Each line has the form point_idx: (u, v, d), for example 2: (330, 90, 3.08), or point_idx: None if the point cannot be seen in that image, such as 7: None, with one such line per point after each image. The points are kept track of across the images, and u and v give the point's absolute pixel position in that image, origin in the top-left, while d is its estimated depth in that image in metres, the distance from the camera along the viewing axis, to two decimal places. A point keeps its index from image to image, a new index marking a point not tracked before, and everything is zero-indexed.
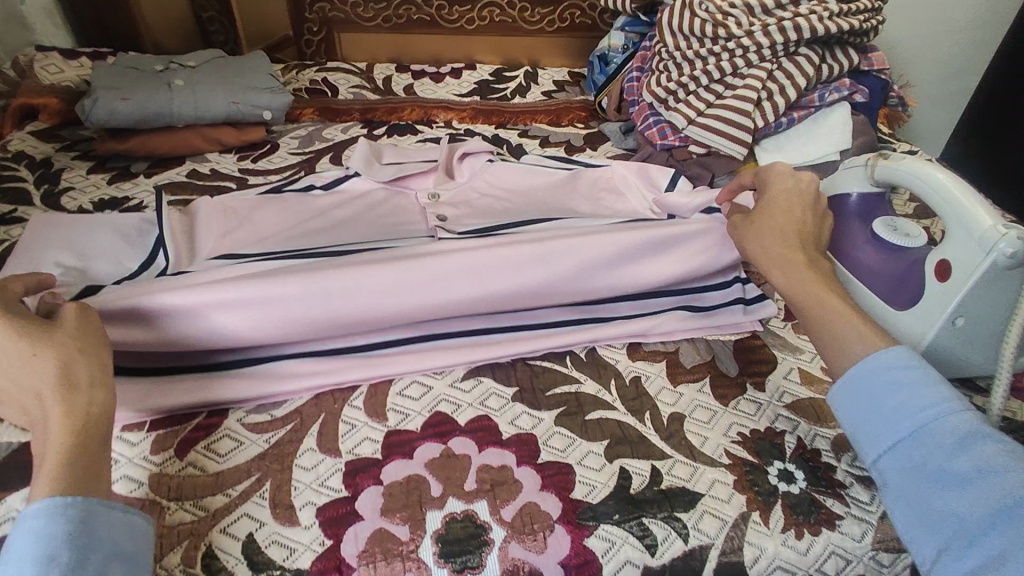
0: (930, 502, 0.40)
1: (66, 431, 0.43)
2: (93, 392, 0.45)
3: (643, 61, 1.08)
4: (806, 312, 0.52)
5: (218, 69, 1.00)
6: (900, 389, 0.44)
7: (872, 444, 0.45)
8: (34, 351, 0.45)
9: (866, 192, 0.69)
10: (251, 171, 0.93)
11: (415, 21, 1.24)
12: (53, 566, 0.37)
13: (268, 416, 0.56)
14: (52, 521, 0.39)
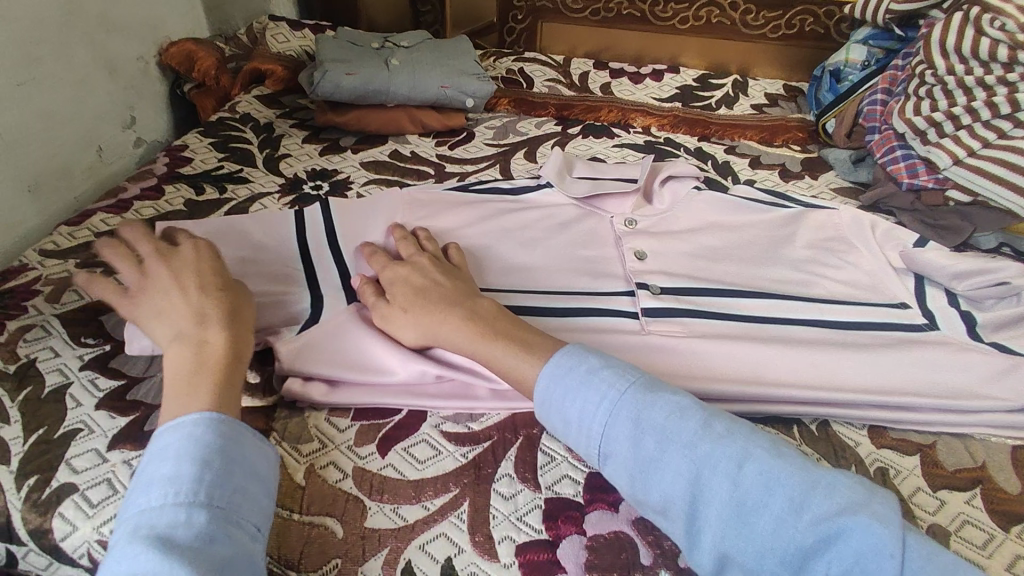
0: (674, 498, 0.41)
1: (225, 353, 0.48)
2: (218, 331, 0.49)
3: (892, 82, 0.93)
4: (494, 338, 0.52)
5: (432, 50, 1.01)
6: (585, 383, 0.47)
7: (583, 441, 0.46)
8: (205, 287, 0.52)
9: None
10: (449, 158, 0.92)
11: (623, 17, 1.17)
12: (203, 472, 0.40)
13: (465, 428, 0.54)
14: (206, 428, 0.42)
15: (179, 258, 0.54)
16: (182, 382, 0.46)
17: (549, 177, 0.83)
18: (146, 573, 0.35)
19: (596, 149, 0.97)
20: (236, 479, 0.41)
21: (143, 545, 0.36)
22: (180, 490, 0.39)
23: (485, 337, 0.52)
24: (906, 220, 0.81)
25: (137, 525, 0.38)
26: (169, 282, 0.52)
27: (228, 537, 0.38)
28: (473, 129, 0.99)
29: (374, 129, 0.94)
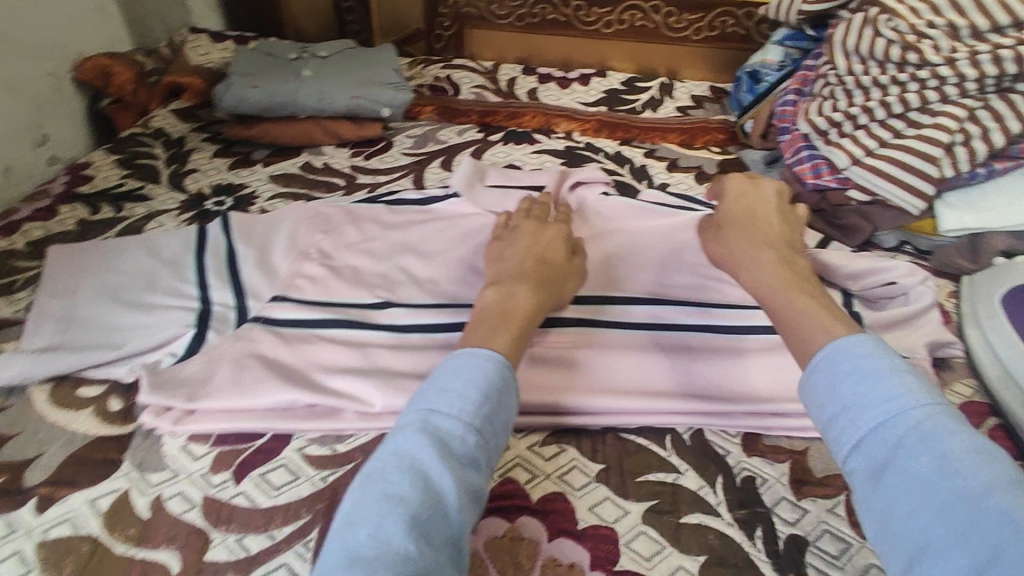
0: (907, 510, 0.36)
1: (529, 308, 0.53)
2: (526, 291, 0.55)
3: (802, 82, 0.93)
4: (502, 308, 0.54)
5: (343, 61, 1.00)
6: (865, 379, 0.41)
7: (835, 438, 0.41)
8: (541, 257, 0.60)
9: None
10: (363, 169, 0.91)
11: (549, 21, 1.17)
12: (484, 401, 0.44)
13: (330, 450, 0.53)
14: (492, 365, 0.46)
15: (541, 235, 0.64)
16: (489, 319, 0.52)
17: (456, 187, 0.81)
18: (434, 473, 0.40)
19: (515, 156, 0.96)
20: (496, 425, 0.44)
21: (427, 440, 0.42)
22: (466, 413, 0.43)
23: (785, 289, 0.52)
24: (813, 222, 0.81)
25: (424, 422, 0.43)
26: (506, 243, 0.64)
27: (479, 457, 0.43)
28: (390, 138, 0.98)
29: (286, 141, 0.93)
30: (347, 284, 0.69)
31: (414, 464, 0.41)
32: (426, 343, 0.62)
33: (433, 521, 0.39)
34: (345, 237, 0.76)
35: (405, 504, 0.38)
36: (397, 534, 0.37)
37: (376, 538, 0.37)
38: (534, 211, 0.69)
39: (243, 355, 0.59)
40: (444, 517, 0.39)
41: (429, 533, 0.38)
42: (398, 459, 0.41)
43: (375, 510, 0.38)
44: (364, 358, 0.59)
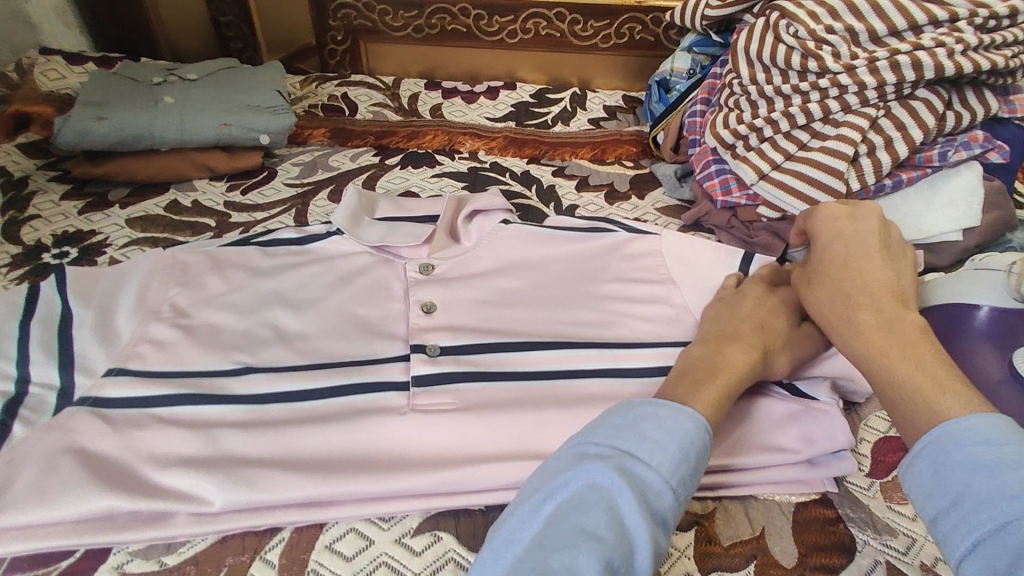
0: None
1: (741, 373, 0.48)
2: (752, 356, 0.50)
3: (711, 91, 0.89)
4: (710, 371, 0.48)
5: (219, 84, 0.90)
6: (988, 473, 0.34)
7: (949, 536, 0.35)
8: (776, 322, 0.54)
9: (999, 310, 0.53)
10: (239, 205, 0.81)
11: (451, 32, 1.10)
12: (683, 461, 0.40)
13: (156, 565, 0.45)
14: (690, 426, 0.42)
15: (769, 298, 0.56)
16: (698, 374, 0.48)
17: (338, 223, 0.72)
18: (623, 511, 0.37)
19: (413, 181, 0.89)
20: (688, 490, 0.40)
21: (623, 482, 0.38)
22: (665, 469, 0.39)
23: (890, 362, 0.42)
24: (725, 239, 0.78)
25: (649, 486, 0.39)
26: (730, 305, 0.56)
27: (669, 522, 0.39)
28: (274, 167, 0.88)
29: (149, 177, 0.82)
30: (200, 348, 0.60)
31: (609, 507, 0.37)
32: (287, 416, 0.54)
33: (624, 565, 0.36)
34: (206, 288, 0.66)
35: (602, 546, 0.36)
36: (589, 569, 0.34)
37: (569, 569, 0.34)
38: (759, 276, 0.61)
39: (56, 451, 0.49)
40: (631, 567, 0.36)
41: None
42: (605, 522, 0.37)
43: (563, 543, 0.36)
44: (209, 443, 0.51)
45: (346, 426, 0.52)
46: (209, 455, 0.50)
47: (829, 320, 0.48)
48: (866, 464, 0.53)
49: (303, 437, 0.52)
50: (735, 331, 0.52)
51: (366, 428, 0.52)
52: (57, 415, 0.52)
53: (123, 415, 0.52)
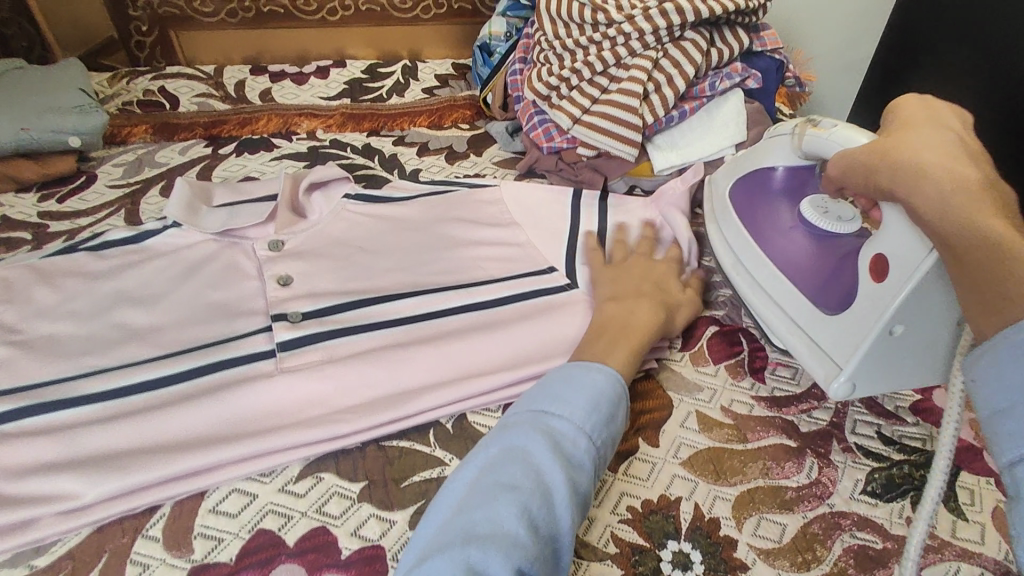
0: None
1: (647, 325, 0.58)
2: (652, 312, 0.60)
3: (525, 50, 0.97)
4: (620, 331, 0.57)
5: (8, 87, 0.82)
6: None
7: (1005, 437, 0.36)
8: (651, 279, 0.64)
9: (790, 168, 0.66)
10: (56, 214, 0.76)
11: (268, 14, 1.08)
12: (594, 408, 0.48)
13: (26, 569, 0.45)
14: (602, 376, 0.51)
15: (647, 257, 0.67)
16: (603, 338, 0.57)
17: (172, 216, 0.71)
18: (539, 460, 0.45)
19: (251, 167, 0.88)
20: (612, 433, 0.49)
21: (541, 436, 0.46)
22: (577, 417, 0.48)
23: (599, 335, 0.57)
24: (556, 182, 0.86)
25: (553, 432, 0.47)
26: (615, 265, 0.66)
27: (591, 465, 0.46)
28: (92, 170, 0.83)
29: None
30: (38, 361, 0.57)
31: (526, 457, 0.45)
32: (146, 404, 0.54)
33: (543, 512, 0.43)
34: (33, 302, 0.63)
35: (522, 494, 0.43)
36: (512, 521, 0.41)
37: (491, 520, 0.41)
38: (630, 233, 0.70)
39: None
40: (550, 510, 0.43)
41: (538, 525, 0.42)
42: (524, 471, 0.44)
43: (492, 499, 0.42)
44: (67, 445, 0.50)
45: (211, 401, 0.54)
46: (65, 457, 0.49)
47: (913, 172, 0.44)
48: (679, 341, 0.64)
49: (167, 420, 0.52)
50: (631, 284, 0.63)
51: (232, 398, 0.54)
52: None
53: None
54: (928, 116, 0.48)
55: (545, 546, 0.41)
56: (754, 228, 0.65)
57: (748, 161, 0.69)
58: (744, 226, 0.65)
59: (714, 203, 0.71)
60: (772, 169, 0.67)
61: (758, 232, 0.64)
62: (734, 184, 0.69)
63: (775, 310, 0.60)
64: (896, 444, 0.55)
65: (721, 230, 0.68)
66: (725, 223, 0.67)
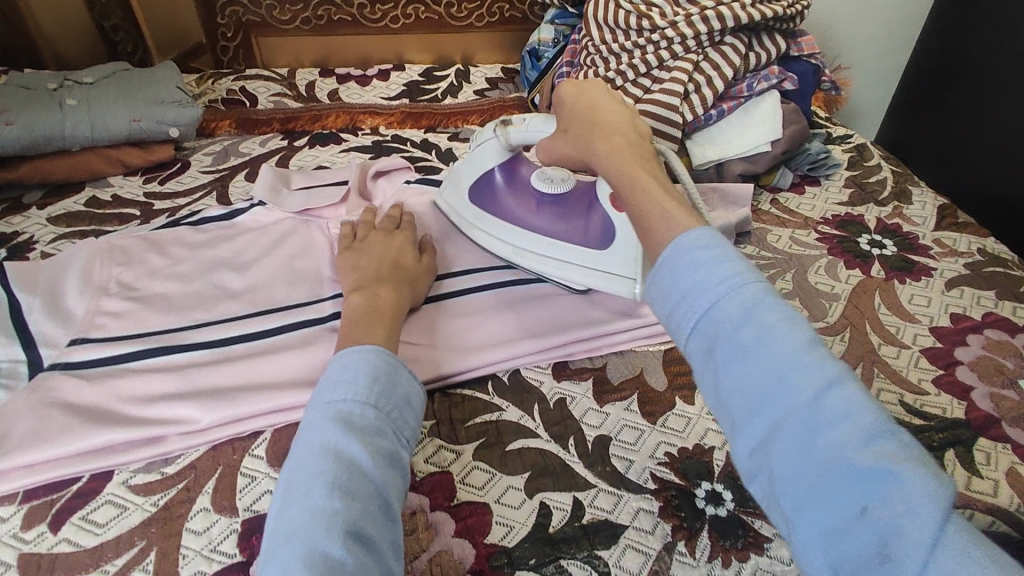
0: (751, 392, 0.36)
1: (387, 306, 0.58)
2: (380, 293, 0.59)
3: (572, 55, 1.04)
4: (364, 316, 0.56)
5: (119, 84, 0.94)
6: (706, 266, 0.40)
7: (677, 326, 0.41)
8: (395, 263, 0.65)
9: (503, 165, 0.76)
10: (158, 194, 0.87)
11: (337, 22, 1.18)
12: (374, 383, 0.47)
13: (158, 474, 0.53)
14: (375, 355, 0.49)
15: (390, 241, 0.68)
16: (362, 318, 0.56)
17: (259, 196, 0.80)
18: (336, 447, 0.43)
19: (323, 157, 0.97)
20: (400, 404, 0.48)
21: (331, 427, 0.44)
22: (362, 395, 0.46)
23: (360, 319, 0.56)
24: None
25: (352, 411, 0.45)
26: (357, 253, 0.66)
27: (389, 438, 0.46)
28: (186, 158, 0.94)
29: (64, 177, 0.87)
30: (155, 311, 0.67)
31: (327, 451, 0.43)
32: (248, 350, 0.63)
33: (355, 479, 0.42)
34: (147, 265, 0.73)
35: (329, 477, 0.41)
36: (320, 497, 0.40)
37: (309, 514, 0.39)
38: (368, 222, 0.71)
39: (44, 404, 0.55)
40: (361, 477, 0.42)
41: (356, 495, 0.41)
42: (329, 457, 0.42)
43: (302, 485, 0.41)
44: (181, 381, 0.59)
45: (303, 349, 0.62)
46: (187, 387, 0.58)
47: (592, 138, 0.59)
48: None
49: (267, 363, 0.61)
50: (366, 277, 0.62)
51: (319, 348, 0.62)
52: (34, 377, 0.58)
53: (99, 371, 0.59)
54: (579, 110, 0.63)
55: (373, 518, 0.41)
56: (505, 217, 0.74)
57: (469, 175, 0.77)
58: (499, 219, 0.74)
59: (461, 211, 0.77)
60: (490, 173, 0.76)
61: (512, 218, 0.74)
62: (471, 189, 0.77)
63: (561, 270, 0.69)
64: (916, 411, 0.60)
65: (484, 233, 0.75)
66: (483, 224, 0.75)
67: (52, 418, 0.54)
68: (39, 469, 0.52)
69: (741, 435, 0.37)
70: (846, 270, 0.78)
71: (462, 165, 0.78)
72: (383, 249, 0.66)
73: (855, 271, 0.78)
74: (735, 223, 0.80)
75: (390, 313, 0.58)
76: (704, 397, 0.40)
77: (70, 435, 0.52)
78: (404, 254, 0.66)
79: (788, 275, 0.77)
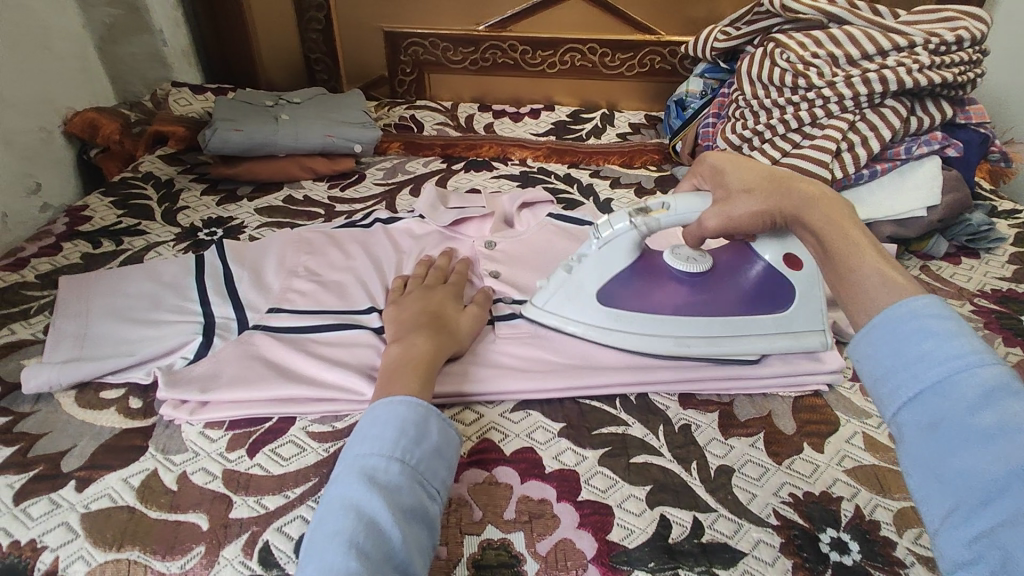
0: (986, 481, 0.34)
1: (422, 356, 0.61)
2: (414, 343, 0.62)
3: (720, 107, 1.08)
4: (392, 369, 0.59)
5: (319, 105, 1.12)
6: (938, 339, 0.39)
7: (888, 397, 0.40)
8: (437, 313, 0.68)
9: (632, 261, 0.69)
10: (339, 199, 1.01)
11: (499, 64, 1.31)
12: (402, 436, 0.50)
13: (330, 427, 0.62)
14: (405, 407, 0.52)
15: (436, 292, 0.72)
16: (394, 370, 0.59)
17: (420, 210, 0.91)
18: (359, 504, 0.46)
19: (476, 182, 1.08)
20: (429, 456, 0.50)
21: (353, 482, 0.47)
22: (387, 448, 0.49)
23: (392, 372, 0.58)
24: None
25: (369, 466, 0.48)
26: (402, 303, 0.70)
27: (413, 491, 0.48)
28: (362, 171, 1.09)
29: (268, 177, 1.04)
30: (335, 294, 0.78)
31: (350, 507, 0.46)
32: None
33: (372, 539, 0.44)
34: (329, 255, 0.85)
35: (350, 531, 0.44)
36: (337, 556, 0.43)
37: (325, 569, 0.42)
38: (422, 274, 0.76)
39: (248, 355, 0.67)
40: (379, 535, 0.44)
41: (369, 555, 0.43)
42: (350, 515, 0.45)
43: (320, 544, 0.44)
44: (353, 353, 0.68)
45: None
46: (356, 359, 0.68)
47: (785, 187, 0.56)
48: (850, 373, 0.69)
49: None
50: (405, 329, 0.65)
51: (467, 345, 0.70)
52: (241, 332, 0.71)
53: (289, 335, 0.70)
54: (757, 171, 0.59)
55: None
56: (655, 310, 0.67)
57: (592, 279, 0.68)
58: (652, 314, 0.67)
59: (590, 317, 0.68)
60: (616, 276, 0.68)
61: (668, 308, 0.67)
62: (600, 292, 0.68)
63: None
64: None
65: (627, 334, 0.68)
66: (629, 326, 0.68)
67: (255, 367, 0.65)
68: (241, 407, 0.62)
69: (961, 522, 0.35)
70: (1004, 347, 0.74)
71: (584, 268, 0.69)
72: (429, 301, 0.70)
73: (1015, 349, 0.73)
74: None
75: (421, 364, 0.60)
76: (912, 474, 0.39)
77: (267, 384, 0.63)
78: (450, 309, 0.69)
79: None
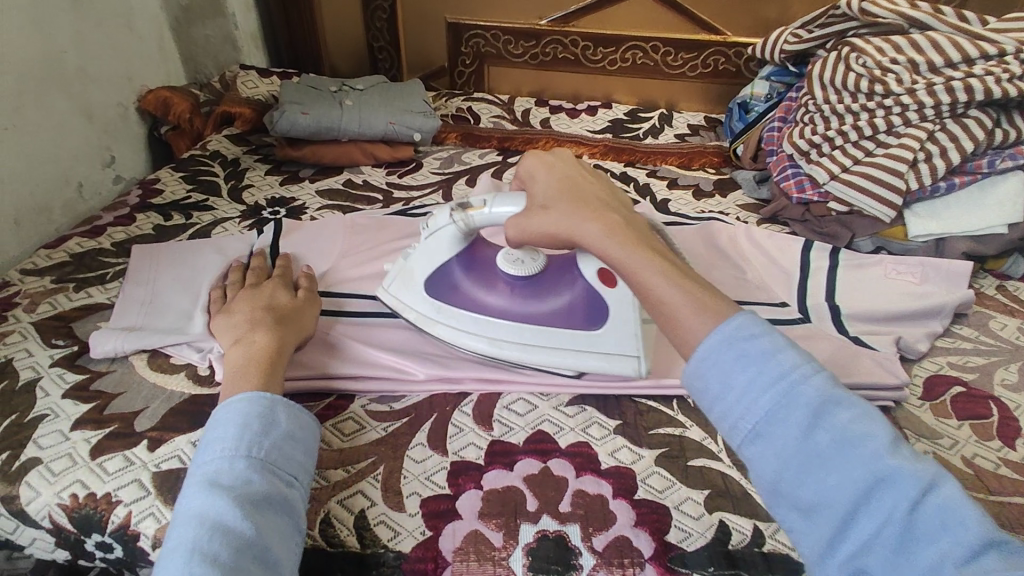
0: (835, 502, 0.38)
1: (262, 349, 0.57)
2: (254, 336, 0.58)
3: (786, 110, 1.05)
4: (241, 366, 0.55)
5: (382, 92, 1.13)
6: (760, 359, 0.41)
7: (733, 430, 0.41)
8: (270, 305, 0.63)
9: (461, 254, 0.66)
10: (398, 186, 1.03)
11: (559, 60, 1.31)
12: (244, 431, 0.48)
13: (388, 407, 0.63)
14: (248, 404, 0.50)
15: (267, 282, 0.67)
16: (239, 368, 0.55)
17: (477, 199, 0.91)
18: (205, 508, 0.43)
19: None
20: (275, 444, 0.49)
21: (199, 487, 0.45)
22: (235, 446, 0.47)
23: (245, 372, 0.54)
24: (798, 230, 0.92)
25: (212, 466, 0.46)
26: (250, 294, 0.65)
27: (265, 482, 0.46)
28: (420, 160, 1.10)
29: (331, 161, 1.06)
30: None
31: (200, 513, 0.43)
32: None
33: (220, 538, 0.42)
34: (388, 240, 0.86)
35: (196, 536, 0.42)
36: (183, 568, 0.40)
37: None
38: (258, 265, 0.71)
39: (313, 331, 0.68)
40: (230, 534, 0.42)
41: (219, 558, 0.40)
42: (195, 521, 0.42)
43: (167, 561, 0.41)
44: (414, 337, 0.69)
45: None
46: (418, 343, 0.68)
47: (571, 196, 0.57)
48: (919, 391, 0.67)
49: None
50: (240, 322, 0.61)
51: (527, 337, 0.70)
52: None
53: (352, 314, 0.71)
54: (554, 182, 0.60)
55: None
56: (483, 310, 0.64)
57: (420, 269, 0.66)
58: (464, 310, 0.65)
59: (418, 305, 0.67)
60: (446, 268, 0.66)
61: (486, 308, 0.64)
62: (427, 281, 0.66)
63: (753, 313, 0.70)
64: None
65: (454, 330, 0.65)
66: (459, 321, 0.65)
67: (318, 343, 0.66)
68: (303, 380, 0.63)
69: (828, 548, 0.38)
70: None
71: (414, 255, 0.67)
72: (263, 291, 0.66)
73: None
74: (956, 302, 0.76)
75: (252, 358, 0.56)
76: (767, 499, 0.41)
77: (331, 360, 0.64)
78: (283, 297, 0.65)
79: (1011, 366, 0.71)
